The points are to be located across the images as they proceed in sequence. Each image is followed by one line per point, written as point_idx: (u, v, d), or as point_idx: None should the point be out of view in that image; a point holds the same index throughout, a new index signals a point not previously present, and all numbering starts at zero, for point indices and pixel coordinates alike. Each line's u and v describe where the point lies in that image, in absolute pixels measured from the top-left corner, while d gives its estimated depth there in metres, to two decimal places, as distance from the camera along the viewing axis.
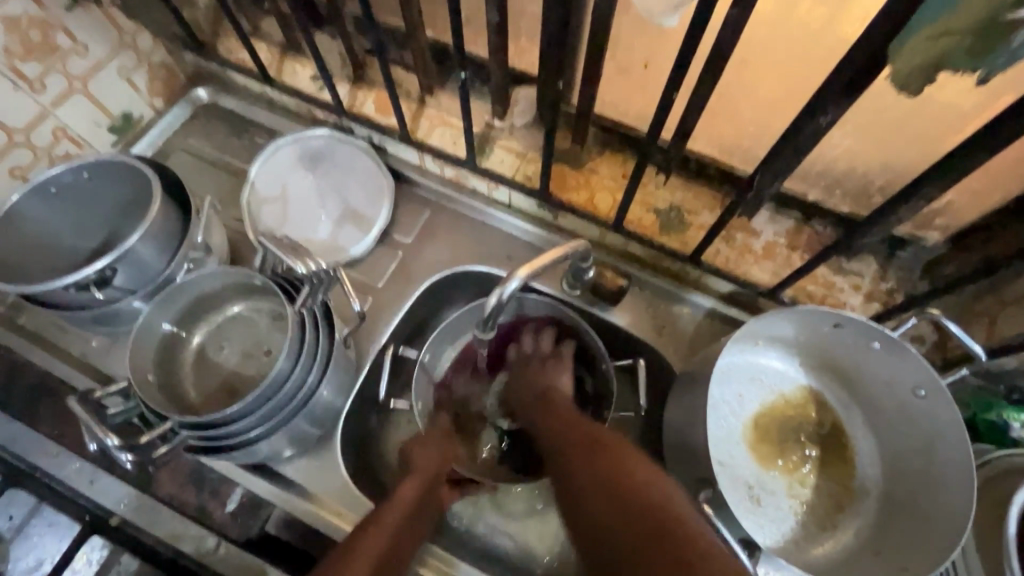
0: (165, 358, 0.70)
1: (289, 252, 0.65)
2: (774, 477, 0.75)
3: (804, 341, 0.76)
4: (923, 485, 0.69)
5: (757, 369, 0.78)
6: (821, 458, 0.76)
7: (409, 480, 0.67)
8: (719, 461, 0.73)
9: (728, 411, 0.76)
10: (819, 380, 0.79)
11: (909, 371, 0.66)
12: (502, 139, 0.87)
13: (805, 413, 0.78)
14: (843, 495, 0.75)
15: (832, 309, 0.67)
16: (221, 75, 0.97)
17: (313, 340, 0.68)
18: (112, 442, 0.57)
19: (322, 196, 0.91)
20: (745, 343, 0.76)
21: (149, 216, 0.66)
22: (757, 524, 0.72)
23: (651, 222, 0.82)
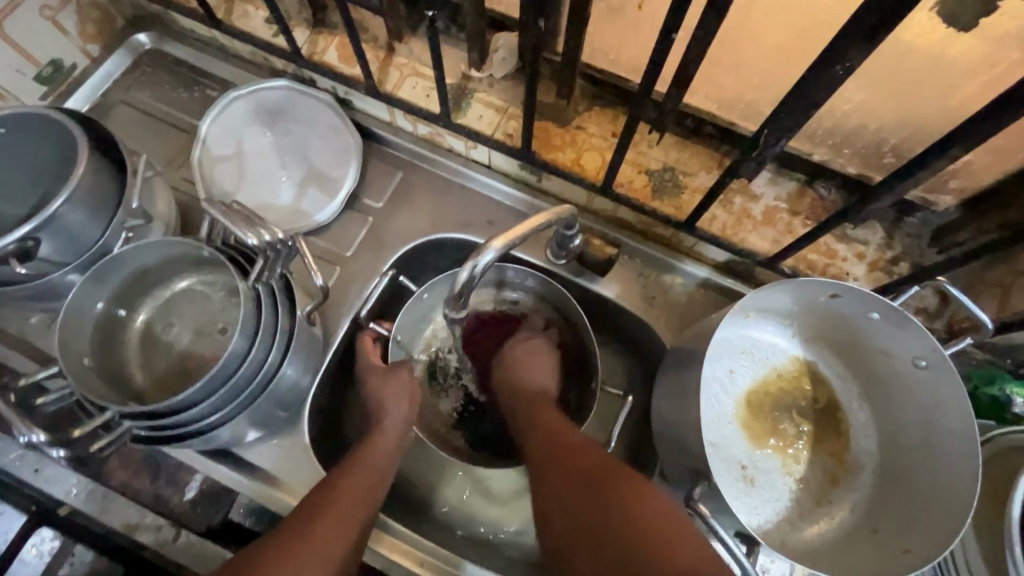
0: (106, 339, 0.64)
1: (239, 221, 0.55)
2: (767, 455, 0.71)
3: (799, 313, 0.71)
4: (920, 458, 0.66)
5: (749, 343, 0.74)
6: (816, 433, 0.73)
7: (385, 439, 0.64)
8: (710, 442, 0.69)
9: (718, 388, 0.72)
10: (814, 352, 0.75)
11: (910, 342, 0.62)
12: (481, 92, 0.78)
13: (800, 387, 0.74)
14: (839, 470, 0.72)
15: (830, 279, 0.62)
16: (165, 18, 0.86)
17: (270, 316, 0.61)
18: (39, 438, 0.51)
19: (284, 156, 0.82)
20: (736, 316, 0.71)
21: (73, 178, 0.58)
22: (750, 506, 0.69)
23: (643, 185, 0.75)
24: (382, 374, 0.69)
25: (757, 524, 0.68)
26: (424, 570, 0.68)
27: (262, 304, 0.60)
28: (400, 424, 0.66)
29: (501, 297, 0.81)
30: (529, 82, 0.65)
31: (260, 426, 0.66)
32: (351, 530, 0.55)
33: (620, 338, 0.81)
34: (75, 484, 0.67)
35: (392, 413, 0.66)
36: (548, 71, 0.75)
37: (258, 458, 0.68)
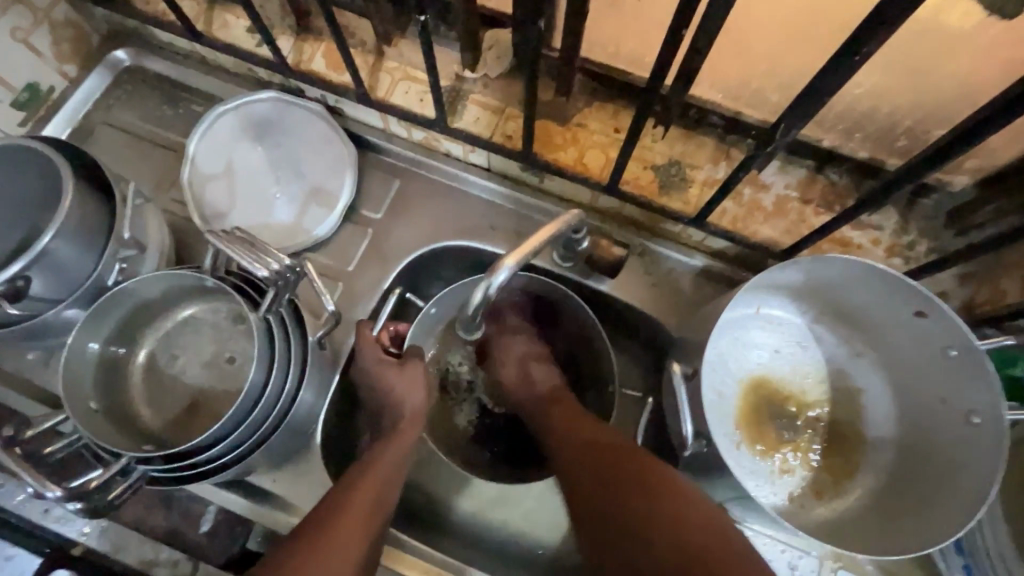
0: (107, 380, 0.61)
1: (243, 250, 0.54)
2: (767, 438, 0.70)
3: (865, 321, 0.69)
4: (919, 506, 0.64)
5: (804, 334, 0.73)
6: (833, 450, 0.71)
7: (391, 446, 0.61)
8: (713, 389, 0.70)
9: (739, 348, 0.72)
10: (869, 374, 0.72)
11: (974, 394, 0.60)
12: (476, 93, 0.76)
13: (836, 404, 0.72)
14: (828, 486, 0.70)
15: (928, 292, 0.59)
16: (143, 32, 0.83)
17: (284, 347, 0.59)
18: (54, 493, 0.50)
19: (278, 172, 0.80)
20: (792, 296, 0.72)
21: (60, 211, 0.56)
22: (734, 463, 0.68)
23: (649, 181, 0.73)
24: (394, 368, 0.65)
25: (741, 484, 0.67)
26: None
27: (275, 336, 0.58)
28: (409, 431, 0.63)
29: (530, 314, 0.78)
30: (528, 82, 0.62)
31: (273, 456, 0.64)
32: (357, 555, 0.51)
33: (634, 339, 0.79)
34: (87, 523, 0.66)
35: (408, 422, 0.63)
36: (545, 70, 0.73)
37: (273, 485, 0.66)
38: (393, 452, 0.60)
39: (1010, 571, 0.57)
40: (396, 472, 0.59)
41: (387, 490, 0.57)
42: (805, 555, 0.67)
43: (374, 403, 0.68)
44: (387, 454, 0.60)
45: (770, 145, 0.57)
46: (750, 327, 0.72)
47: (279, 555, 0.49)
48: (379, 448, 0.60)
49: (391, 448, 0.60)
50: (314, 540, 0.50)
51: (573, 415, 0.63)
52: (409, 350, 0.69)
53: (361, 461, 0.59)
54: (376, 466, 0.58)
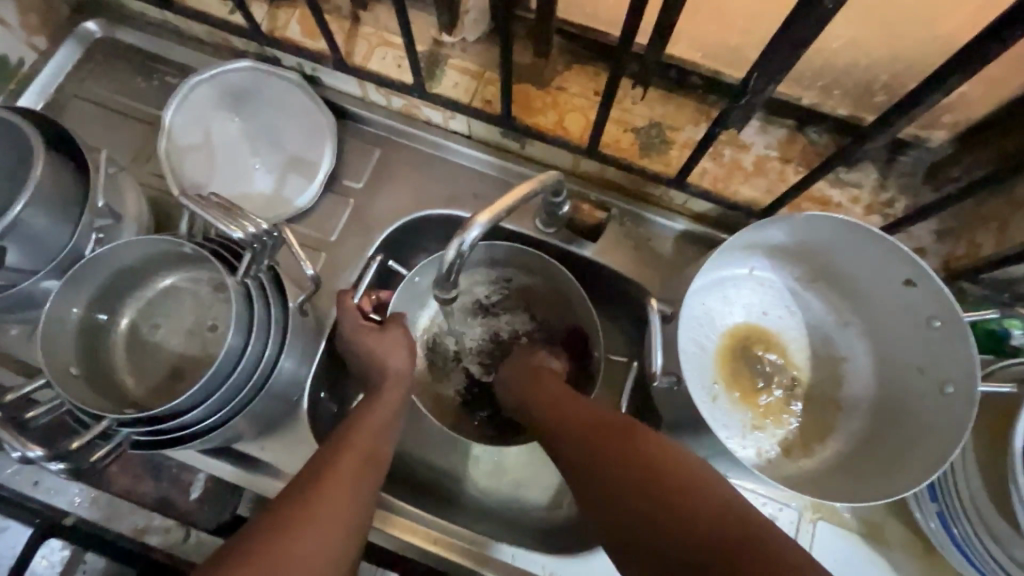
0: (90, 350, 0.62)
1: (218, 213, 0.54)
2: (745, 395, 0.71)
3: (854, 288, 0.70)
4: (884, 469, 0.65)
5: (792, 299, 0.74)
6: (809, 412, 0.72)
7: (381, 404, 0.61)
8: (694, 341, 0.71)
9: (726, 305, 0.73)
10: (854, 343, 0.72)
11: (951, 363, 0.61)
12: (454, 58, 0.75)
13: (819, 370, 0.73)
14: (798, 445, 0.71)
15: (917, 259, 0.59)
16: (113, 2, 0.81)
17: (263, 312, 0.60)
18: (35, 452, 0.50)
19: (257, 143, 0.79)
20: (782, 259, 0.72)
21: (32, 179, 0.55)
22: (709, 415, 0.69)
23: (629, 143, 0.73)
24: (374, 333, 0.65)
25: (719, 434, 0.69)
26: (437, 548, 0.69)
27: (254, 301, 0.58)
28: (395, 392, 0.63)
29: (519, 284, 0.78)
30: (504, 42, 0.62)
31: (260, 423, 0.64)
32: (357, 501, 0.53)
33: (617, 303, 0.80)
34: (79, 492, 0.67)
35: (393, 384, 0.64)
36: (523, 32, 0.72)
37: (262, 452, 0.67)
38: (382, 412, 0.61)
39: (981, 516, 0.59)
40: (386, 428, 0.61)
41: (380, 448, 0.58)
42: (786, 508, 0.69)
43: (358, 368, 0.68)
44: (376, 412, 0.61)
45: (745, 99, 0.57)
46: (738, 286, 0.73)
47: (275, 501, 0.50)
48: (368, 408, 0.61)
49: (379, 408, 0.61)
50: (311, 484, 0.52)
51: (560, 390, 0.60)
52: (391, 317, 0.69)
53: (350, 420, 0.60)
54: (365, 424, 0.59)
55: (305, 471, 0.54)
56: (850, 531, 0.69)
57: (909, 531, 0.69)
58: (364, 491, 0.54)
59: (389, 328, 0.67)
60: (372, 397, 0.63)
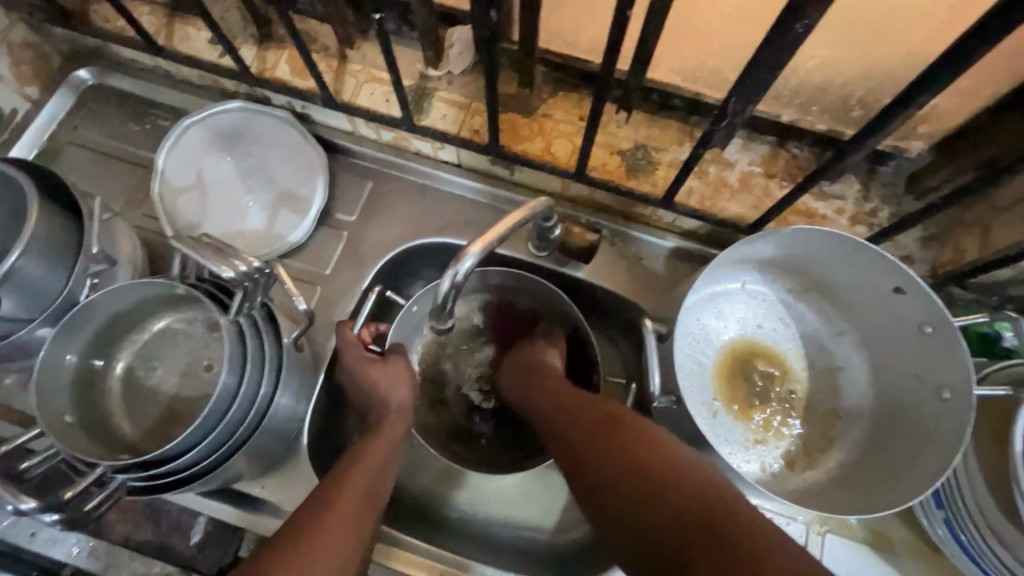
0: (86, 396, 0.61)
1: (210, 254, 0.54)
2: (746, 410, 0.71)
3: (846, 297, 0.71)
4: (886, 477, 0.65)
5: (786, 310, 0.75)
6: (809, 423, 0.72)
7: (379, 440, 0.61)
8: (690, 358, 0.72)
9: (720, 319, 0.74)
10: (849, 352, 0.73)
11: (945, 368, 0.61)
12: (441, 91, 0.77)
13: (816, 380, 0.73)
14: (802, 458, 0.71)
15: (904, 267, 0.60)
16: (104, 50, 0.83)
17: (257, 350, 0.60)
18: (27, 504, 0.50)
19: (247, 180, 0.80)
20: (773, 272, 0.73)
21: (26, 230, 0.56)
22: (711, 430, 0.70)
23: (616, 166, 0.74)
24: (378, 366, 0.65)
25: (721, 451, 0.69)
26: None
27: (246, 338, 0.58)
28: (393, 437, 0.62)
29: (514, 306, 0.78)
30: (489, 74, 0.63)
31: (260, 463, 0.64)
32: (354, 538, 0.52)
33: (613, 324, 0.80)
34: (76, 543, 0.66)
35: (387, 432, 0.62)
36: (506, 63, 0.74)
37: (262, 491, 0.67)
38: (372, 457, 0.59)
39: (987, 520, 0.59)
40: (387, 465, 0.60)
41: (374, 500, 0.56)
42: (793, 522, 0.69)
43: (358, 400, 0.68)
44: (364, 462, 0.58)
45: (726, 121, 0.58)
46: (730, 299, 0.74)
47: (279, 537, 0.49)
48: (361, 454, 0.59)
49: (373, 450, 0.60)
50: (309, 522, 0.51)
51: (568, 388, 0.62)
52: (391, 348, 0.70)
53: (341, 469, 0.58)
54: (354, 474, 0.57)
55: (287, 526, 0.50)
56: (861, 544, 0.68)
57: (915, 536, 0.68)
58: (363, 530, 0.53)
59: (392, 361, 0.67)
60: (371, 436, 0.62)
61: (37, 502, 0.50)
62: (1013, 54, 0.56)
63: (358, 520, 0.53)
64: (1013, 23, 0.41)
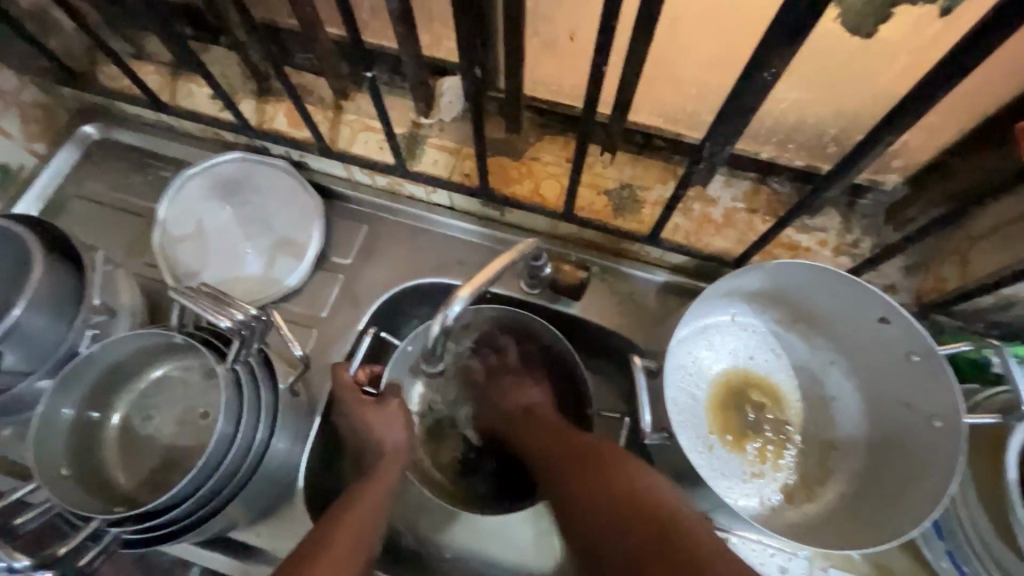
0: (84, 444, 0.61)
1: (209, 304, 0.56)
2: (741, 443, 0.72)
3: (833, 327, 0.72)
4: (886, 507, 0.64)
5: (776, 340, 0.76)
6: (805, 454, 0.72)
7: (373, 482, 0.61)
8: (682, 390, 0.73)
9: (711, 353, 0.75)
10: (841, 382, 0.73)
11: (934, 397, 0.62)
12: (433, 137, 0.80)
13: (809, 410, 0.74)
14: (801, 490, 0.70)
15: (885, 298, 0.62)
16: (110, 107, 0.86)
17: (254, 397, 0.60)
18: (22, 563, 0.50)
19: (246, 228, 0.82)
20: (760, 304, 0.75)
21: (30, 285, 0.58)
22: (707, 466, 0.70)
23: (603, 205, 0.76)
24: (373, 407, 0.66)
25: (717, 486, 0.68)
26: None
27: (243, 386, 0.59)
28: (381, 491, 0.61)
29: (504, 344, 0.79)
30: (476, 122, 0.66)
31: (253, 512, 0.63)
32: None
33: (606, 359, 0.81)
34: None
35: (371, 483, 0.61)
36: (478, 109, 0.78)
37: (258, 539, 0.66)
38: (358, 511, 0.57)
39: (992, 552, 0.58)
40: (381, 507, 0.60)
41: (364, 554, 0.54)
42: (795, 558, 0.67)
43: (354, 443, 0.68)
44: (350, 517, 0.56)
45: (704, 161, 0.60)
46: (719, 332, 0.76)
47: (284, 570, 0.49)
48: (346, 509, 0.57)
49: (362, 503, 0.58)
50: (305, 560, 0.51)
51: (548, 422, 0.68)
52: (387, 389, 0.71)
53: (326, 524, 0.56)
54: (338, 529, 0.55)
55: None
56: None
57: (918, 568, 0.67)
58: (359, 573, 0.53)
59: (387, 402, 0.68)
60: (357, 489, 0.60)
61: (32, 560, 0.50)
62: (974, 93, 0.59)
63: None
64: (963, 69, 0.43)
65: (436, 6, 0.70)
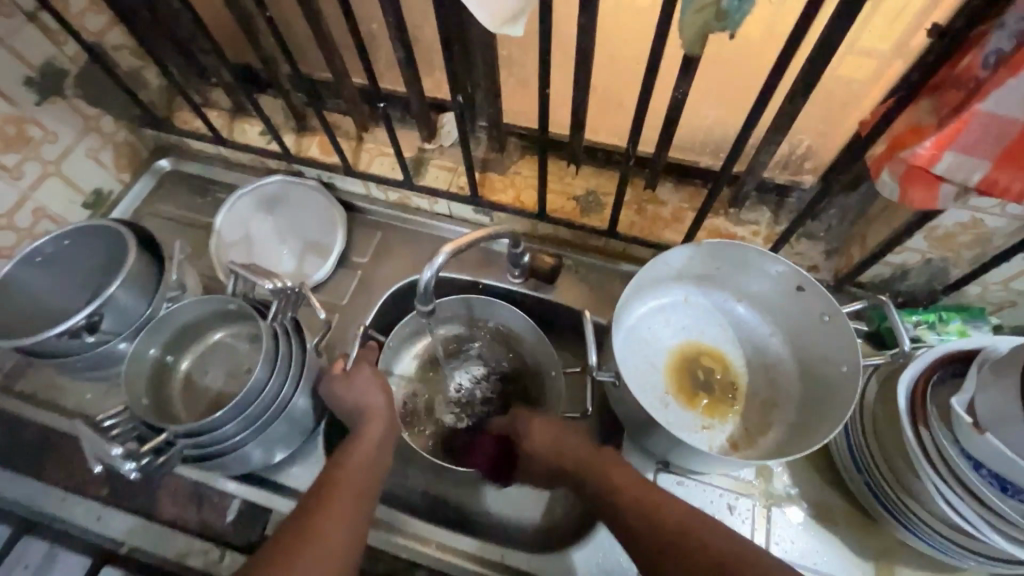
0: (157, 389, 0.77)
1: (258, 273, 0.75)
2: (690, 399, 0.84)
3: (766, 300, 0.85)
4: (809, 442, 0.75)
5: (724, 317, 0.90)
6: (749, 410, 0.84)
7: (374, 422, 0.72)
8: (641, 357, 0.87)
9: (667, 327, 0.89)
10: (780, 349, 0.86)
11: (841, 346, 0.75)
12: (435, 159, 0.99)
13: (752, 374, 0.86)
14: (744, 439, 0.82)
15: (795, 267, 0.76)
16: (181, 145, 1.08)
17: (286, 352, 0.75)
18: (117, 451, 0.64)
19: (282, 235, 1.01)
20: (707, 286, 0.89)
21: (126, 265, 0.76)
22: (664, 418, 0.82)
23: (573, 208, 0.93)
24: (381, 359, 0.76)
25: (670, 433, 0.81)
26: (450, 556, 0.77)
27: (280, 342, 0.74)
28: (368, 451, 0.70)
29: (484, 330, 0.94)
30: (465, 141, 0.84)
31: (285, 446, 0.78)
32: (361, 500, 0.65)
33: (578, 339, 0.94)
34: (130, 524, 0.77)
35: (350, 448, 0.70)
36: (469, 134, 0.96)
37: (291, 479, 0.81)
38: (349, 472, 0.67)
39: (896, 474, 0.69)
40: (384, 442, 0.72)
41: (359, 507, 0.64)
42: (742, 496, 0.78)
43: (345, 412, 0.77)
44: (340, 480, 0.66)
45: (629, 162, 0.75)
46: (673, 310, 0.90)
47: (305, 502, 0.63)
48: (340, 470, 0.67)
49: (356, 456, 0.69)
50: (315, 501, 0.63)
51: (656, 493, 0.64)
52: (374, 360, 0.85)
53: (321, 485, 0.65)
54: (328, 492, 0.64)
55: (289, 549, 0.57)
56: (804, 513, 0.77)
57: (848, 504, 0.78)
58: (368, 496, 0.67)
59: (355, 375, 0.77)
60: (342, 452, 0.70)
61: (123, 451, 0.64)
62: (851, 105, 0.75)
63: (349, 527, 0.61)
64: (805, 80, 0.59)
65: (436, 56, 0.90)
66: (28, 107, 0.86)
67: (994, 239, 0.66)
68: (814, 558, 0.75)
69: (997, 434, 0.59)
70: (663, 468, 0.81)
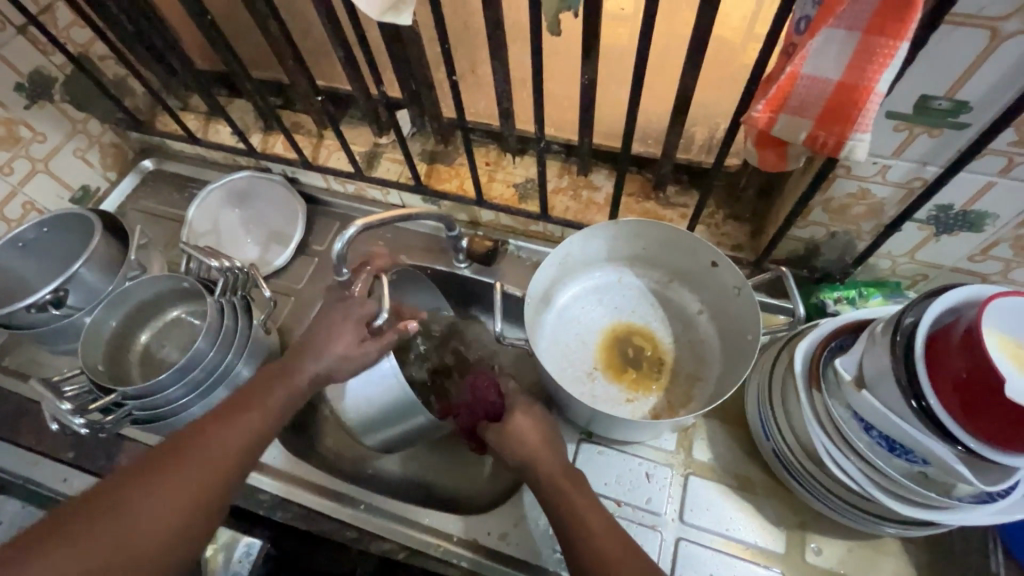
0: (116, 359, 0.85)
1: (208, 254, 0.82)
2: (616, 372, 0.87)
3: (692, 278, 0.89)
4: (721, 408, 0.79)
5: (656, 296, 0.93)
6: (675, 383, 0.86)
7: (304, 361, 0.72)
8: (571, 333, 0.90)
9: (600, 306, 0.93)
10: (708, 327, 0.89)
11: (752, 318, 0.77)
12: (388, 153, 1.05)
13: (679, 350, 0.89)
14: (667, 411, 0.84)
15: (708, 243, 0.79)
16: (163, 146, 1.18)
17: (232, 325, 0.81)
18: (64, 407, 0.71)
19: (249, 226, 1.09)
20: (639, 266, 0.93)
21: (91, 246, 0.84)
22: (588, 392, 0.85)
23: (512, 195, 0.98)
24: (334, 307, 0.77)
25: (592, 405, 0.84)
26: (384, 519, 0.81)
27: (225, 316, 0.80)
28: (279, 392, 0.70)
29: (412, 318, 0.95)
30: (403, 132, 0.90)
31: None
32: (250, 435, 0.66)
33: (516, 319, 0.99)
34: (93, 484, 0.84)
35: (246, 411, 0.67)
36: (417, 129, 1.03)
37: None
38: (223, 443, 0.64)
39: (801, 438, 0.71)
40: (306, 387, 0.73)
41: (216, 486, 0.61)
42: (660, 465, 0.81)
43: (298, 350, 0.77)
44: (207, 452, 0.62)
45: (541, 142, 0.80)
46: (606, 289, 0.93)
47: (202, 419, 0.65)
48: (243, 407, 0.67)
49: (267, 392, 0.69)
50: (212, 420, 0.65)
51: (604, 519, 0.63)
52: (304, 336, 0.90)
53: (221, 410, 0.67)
54: (206, 438, 0.64)
55: (116, 508, 0.56)
56: (722, 484, 0.79)
57: (765, 474, 0.79)
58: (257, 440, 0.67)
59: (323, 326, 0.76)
60: (248, 393, 0.69)
61: (71, 406, 0.72)
62: None
63: (189, 507, 0.59)
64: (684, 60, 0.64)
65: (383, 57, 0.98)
66: (17, 110, 0.96)
67: (886, 209, 0.68)
68: (728, 523, 0.77)
69: (874, 393, 0.60)
70: (586, 439, 0.84)
